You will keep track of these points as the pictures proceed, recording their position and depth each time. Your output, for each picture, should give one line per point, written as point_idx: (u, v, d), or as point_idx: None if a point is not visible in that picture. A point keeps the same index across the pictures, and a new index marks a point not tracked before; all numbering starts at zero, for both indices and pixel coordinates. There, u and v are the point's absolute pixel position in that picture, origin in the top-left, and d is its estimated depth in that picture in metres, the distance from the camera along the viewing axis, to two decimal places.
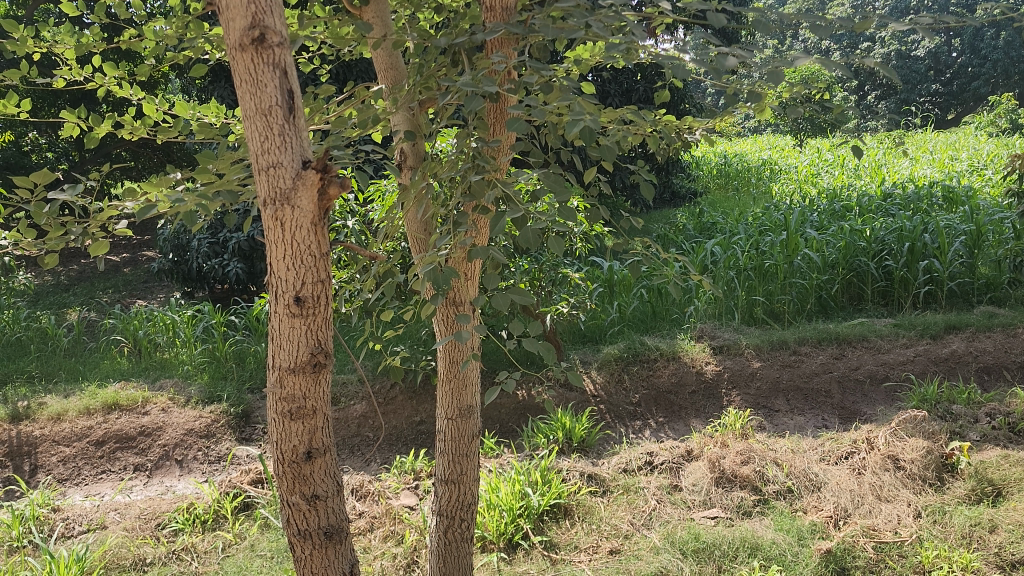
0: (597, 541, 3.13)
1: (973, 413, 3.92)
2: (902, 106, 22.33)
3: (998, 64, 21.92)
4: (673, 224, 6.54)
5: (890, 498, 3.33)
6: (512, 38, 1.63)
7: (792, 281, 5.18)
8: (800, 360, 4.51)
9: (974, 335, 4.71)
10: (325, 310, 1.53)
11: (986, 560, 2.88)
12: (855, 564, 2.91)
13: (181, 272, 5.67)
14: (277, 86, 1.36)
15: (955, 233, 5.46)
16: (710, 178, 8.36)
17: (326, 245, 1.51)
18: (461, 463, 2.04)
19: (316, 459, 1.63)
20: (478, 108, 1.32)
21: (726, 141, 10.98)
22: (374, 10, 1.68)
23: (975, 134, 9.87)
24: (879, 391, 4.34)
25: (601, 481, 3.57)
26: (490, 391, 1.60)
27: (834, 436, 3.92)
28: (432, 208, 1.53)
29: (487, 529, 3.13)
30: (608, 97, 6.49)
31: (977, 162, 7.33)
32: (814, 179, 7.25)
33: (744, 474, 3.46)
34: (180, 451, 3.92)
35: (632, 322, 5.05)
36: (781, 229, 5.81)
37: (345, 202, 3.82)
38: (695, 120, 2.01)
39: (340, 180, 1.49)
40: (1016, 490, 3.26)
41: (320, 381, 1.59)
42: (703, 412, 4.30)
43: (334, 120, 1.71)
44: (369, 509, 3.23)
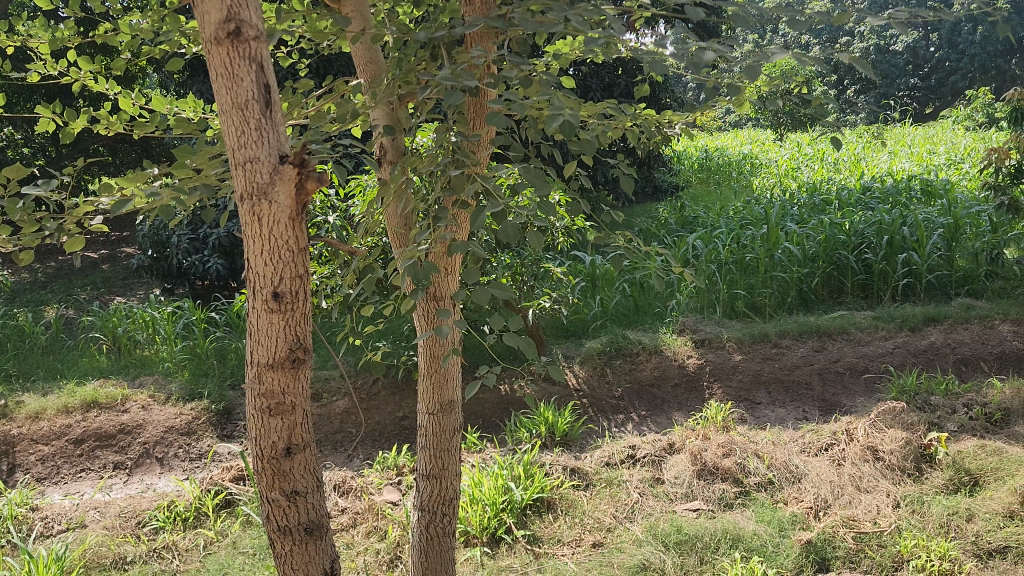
0: (580, 535, 3.15)
1: (951, 404, 3.97)
2: (881, 101, 22.51)
3: (975, 59, 22.08)
4: (655, 218, 6.54)
5: (869, 489, 3.36)
6: (490, 31, 1.63)
7: (773, 275, 5.23)
8: (781, 353, 4.56)
9: (952, 327, 4.76)
10: (304, 305, 1.53)
11: (963, 549, 2.93)
12: (835, 554, 2.95)
13: (160, 269, 5.62)
14: (253, 81, 1.35)
15: (933, 226, 5.52)
16: (691, 172, 8.39)
17: (305, 240, 1.51)
18: (443, 458, 2.03)
19: (295, 455, 1.63)
20: (458, 102, 1.32)
21: (707, 136, 11.02)
22: (353, 4, 1.68)
23: (952, 128, 9.95)
24: (859, 383, 4.38)
25: (584, 475, 3.57)
26: (471, 386, 1.60)
27: (814, 428, 3.95)
28: (412, 203, 1.53)
29: (470, 524, 3.13)
30: (590, 92, 6.48)
31: (954, 156, 7.41)
32: (794, 173, 7.29)
33: (725, 467, 3.48)
34: (161, 448, 3.89)
35: (615, 315, 5.06)
36: (761, 223, 5.85)
37: (325, 198, 3.79)
38: (675, 114, 2.00)
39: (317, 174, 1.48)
40: (992, 479, 3.30)
41: (299, 377, 1.58)
42: (686, 405, 4.29)
43: (313, 116, 1.69)
44: (352, 505, 3.23)
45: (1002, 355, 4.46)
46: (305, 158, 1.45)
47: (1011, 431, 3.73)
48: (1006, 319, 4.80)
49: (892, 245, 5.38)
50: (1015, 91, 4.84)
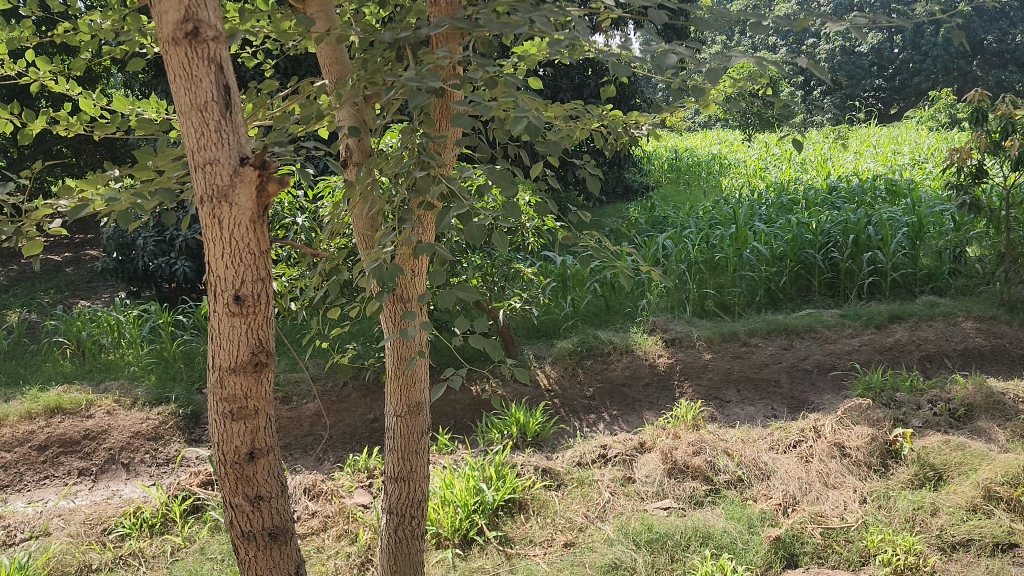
0: (551, 535, 3.15)
1: (916, 400, 4.03)
2: (847, 102, 22.82)
3: (937, 60, 22.45)
4: (626, 218, 6.57)
5: (837, 485, 3.41)
6: (457, 32, 1.63)
7: (742, 274, 5.29)
8: (750, 351, 4.61)
9: (917, 324, 4.84)
10: (267, 309, 1.52)
11: (928, 542, 2.98)
12: (803, 550, 2.99)
13: (125, 272, 5.54)
14: (213, 82, 1.34)
15: (898, 225, 5.62)
16: (661, 172, 8.44)
17: (267, 242, 1.49)
18: (411, 461, 2.03)
19: (259, 460, 1.61)
20: (423, 103, 1.31)
21: (677, 136, 11.10)
22: (317, 4, 1.67)
23: (916, 128, 10.11)
24: (826, 380, 4.43)
25: (556, 475, 3.58)
26: (437, 388, 1.59)
27: (782, 425, 3.99)
28: (378, 204, 1.52)
29: (441, 526, 3.12)
30: (560, 92, 6.49)
31: (918, 155, 7.53)
32: (762, 173, 7.37)
33: (695, 465, 3.51)
34: (127, 454, 3.84)
35: (586, 315, 5.07)
36: (730, 222, 5.89)
37: (293, 199, 3.76)
38: (642, 115, 2.01)
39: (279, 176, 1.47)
40: (956, 474, 3.37)
41: (262, 381, 1.56)
42: (656, 404, 4.30)
43: (278, 117, 1.67)
44: (322, 509, 3.20)
45: (965, 352, 4.55)
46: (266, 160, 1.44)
47: (973, 426, 3.80)
48: (969, 316, 4.89)
49: (858, 244, 5.46)
50: (976, 92, 4.93)
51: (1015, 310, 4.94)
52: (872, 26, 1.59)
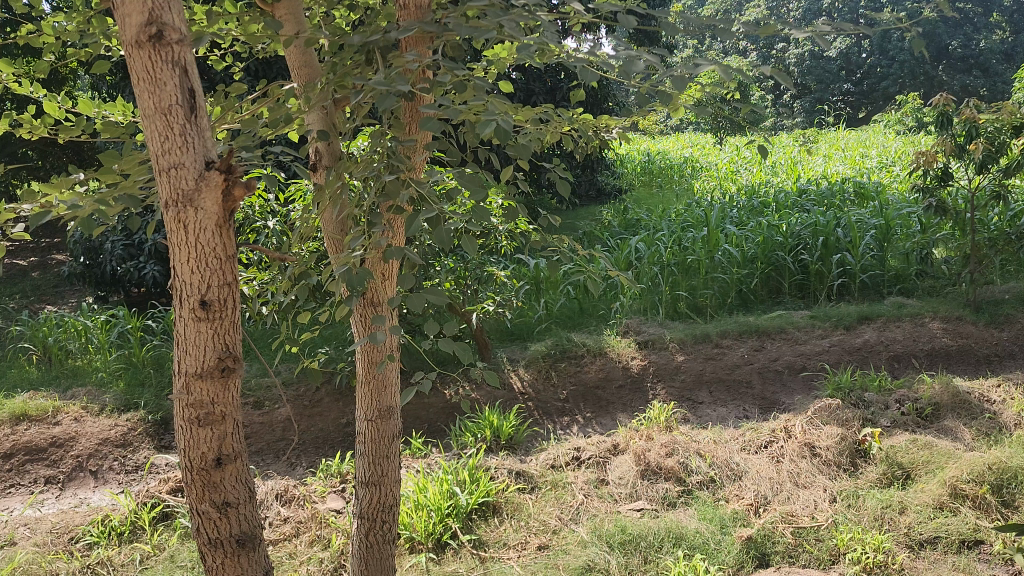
0: (525, 538, 3.15)
1: (884, 400, 4.08)
2: (817, 106, 23.10)
3: (904, 65, 22.81)
4: (598, 221, 6.59)
5: (807, 484, 3.44)
6: (426, 35, 1.62)
7: (714, 276, 5.33)
8: (722, 353, 4.65)
9: (885, 325, 4.91)
10: (233, 313, 1.51)
11: (896, 540, 3.02)
12: (774, 549, 3.02)
13: (93, 276, 5.46)
14: (178, 85, 1.32)
15: (866, 227, 5.70)
16: (634, 175, 8.49)
17: (233, 247, 1.48)
18: (382, 465, 2.02)
19: (226, 466, 1.60)
20: (391, 107, 1.31)
21: (649, 140, 11.17)
22: (286, 7, 1.66)
23: (884, 132, 10.26)
24: (797, 380, 4.47)
25: (529, 478, 3.58)
26: (407, 393, 1.59)
27: (754, 426, 4.02)
28: (347, 209, 1.51)
29: (415, 530, 3.12)
30: (533, 96, 6.50)
31: (885, 158, 7.64)
32: (733, 176, 7.43)
33: (668, 466, 3.53)
34: (95, 461, 3.78)
35: (559, 318, 5.09)
36: (702, 225, 5.94)
37: (264, 202, 3.73)
38: (613, 119, 2.02)
39: (246, 181, 1.46)
40: (923, 473, 3.42)
41: (229, 386, 1.55)
42: (629, 406, 4.31)
43: (245, 121, 1.66)
44: (294, 514, 3.18)
45: (932, 352, 4.62)
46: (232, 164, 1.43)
47: (940, 425, 3.86)
48: (936, 316, 4.97)
49: (828, 246, 5.52)
50: (941, 96, 5.00)
51: (980, 311, 5.03)
52: (837, 31, 1.61)
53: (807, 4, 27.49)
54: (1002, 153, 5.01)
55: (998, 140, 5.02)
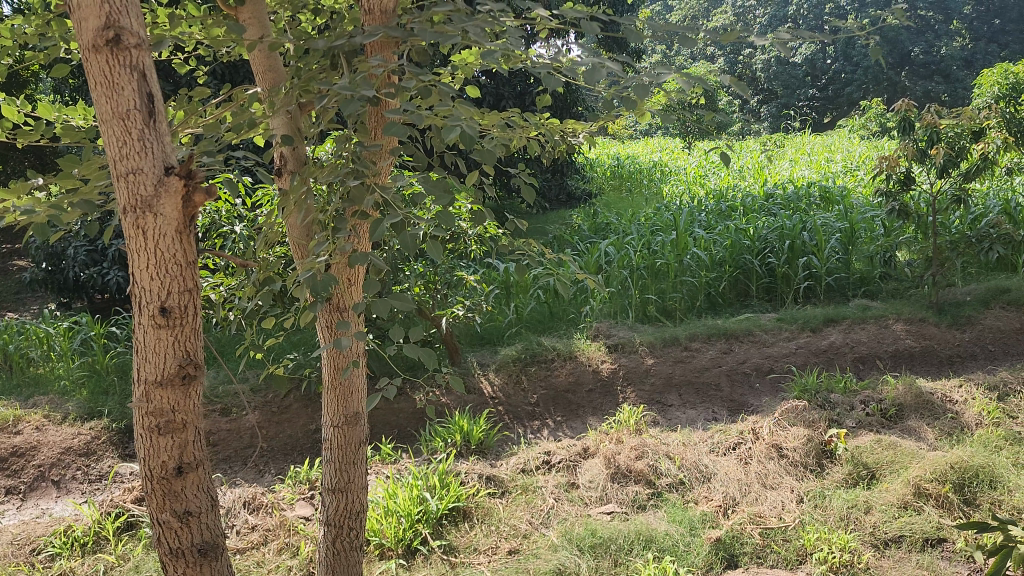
0: (495, 542, 3.15)
1: (849, 401, 4.14)
2: (783, 111, 23.39)
3: (868, 71, 23.17)
4: (568, 225, 6.61)
5: (774, 485, 3.48)
6: (392, 41, 1.62)
7: (683, 280, 5.38)
8: (691, 356, 4.68)
9: (850, 327, 4.98)
10: (194, 320, 1.49)
11: (862, 540, 3.06)
12: (743, 550, 3.05)
13: (55, 282, 5.36)
14: (137, 90, 1.31)
15: (831, 231, 5.78)
16: (604, 179, 8.53)
17: (193, 253, 1.47)
18: (348, 471, 2.01)
19: (187, 474, 1.58)
20: (355, 112, 1.31)
21: (618, 144, 11.22)
22: (250, 10, 1.65)
23: (849, 137, 10.42)
24: (765, 382, 4.51)
25: (499, 483, 3.58)
26: (372, 398, 1.58)
27: (722, 428, 4.05)
28: (312, 214, 1.50)
29: (385, 536, 3.10)
30: (502, 100, 6.51)
31: (850, 163, 7.75)
32: (701, 180, 7.50)
33: (638, 469, 3.55)
34: (57, 471, 3.71)
35: (530, 322, 5.09)
36: (670, 229, 5.98)
37: (231, 207, 3.68)
38: (579, 123, 2.02)
39: (207, 186, 1.45)
40: (888, 472, 3.48)
41: (190, 395, 1.54)
42: (599, 409, 4.33)
43: (208, 125, 1.64)
44: (262, 522, 3.14)
45: (896, 354, 4.69)
46: (193, 169, 1.42)
47: (904, 426, 3.93)
48: (899, 318, 5.05)
49: (794, 249, 5.59)
50: (903, 101, 5.09)
51: (943, 312, 5.12)
52: (798, 39, 1.64)
53: (773, 11, 27.82)
54: (962, 158, 5.11)
55: (958, 145, 5.11)
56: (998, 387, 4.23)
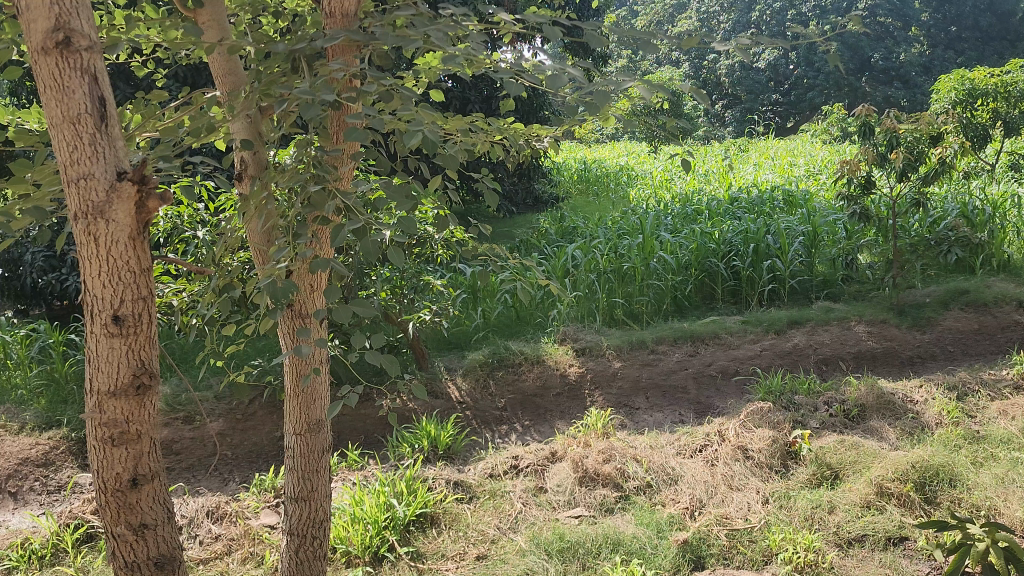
0: (463, 548, 3.13)
1: (813, 402, 4.19)
2: (747, 115, 23.64)
3: (829, 77, 23.52)
4: (535, 229, 6.60)
5: (740, 487, 3.51)
6: (353, 44, 1.61)
7: (649, 283, 5.40)
8: (658, 359, 4.71)
9: (813, 329, 5.04)
10: (148, 329, 1.51)
11: (827, 539, 3.09)
12: (709, 552, 3.06)
13: (11, 289, 5.24)
14: (87, 94, 1.32)
15: (794, 234, 5.85)
16: (571, 183, 8.54)
17: (146, 259, 1.48)
18: (311, 479, 1.98)
19: (142, 486, 1.60)
20: (315, 116, 1.30)
21: (585, 149, 11.25)
22: (210, 13, 1.64)
23: (811, 141, 10.57)
24: (730, 384, 4.55)
25: (467, 488, 3.56)
26: (334, 406, 1.56)
27: (689, 430, 4.07)
28: (272, 219, 1.49)
29: (351, 543, 3.06)
30: (469, 104, 6.50)
31: (812, 167, 7.86)
32: (667, 184, 7.55)
33: (605, 472, 3.56)
34: (14, 482, 3.62)
35: (497, 327, 5.09)
36: (637, 232, 6.01)
37: (194, 212, 3.61)
38: (543, 127, 2.03)
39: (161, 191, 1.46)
40: (851, 472, 3.53)
41: (144, 404, 1.55)
42: (567, 413, 4.33)
43: (165, 128, 1.62)
44: (226, 532, 3.10)
45: (858, 355, 4.76)
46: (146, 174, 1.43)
47: (866, 426, 3.99)
48: (861, 320, 5.13)
49: (758, 252, 5.65)
50: (863, 106, 5.17)
51: (903, 314, 5.21)
52: (757, 46, 1.67)
53: (736, 16, 28.12)
54: (921, 162, 5.20)
55: (917, 149, 5.19)
56: (957, 387, 4.31)
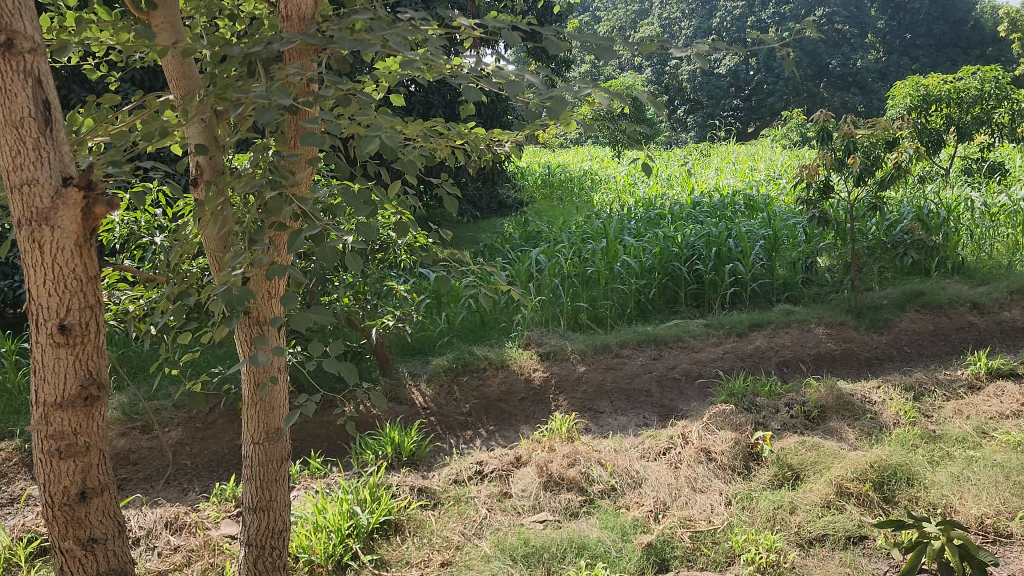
0: (428, 555, 3.10)
1: (774, 404, 4.24)
2: (708, 121, 23.87)
3: (789, 83, 23.88)
4: (499, 233, 6.59)
5: (704, 489, 3.54)
6: (310, 48, 1.60)
7: (613, 287, 5.43)
8: (622, 363, 4.73)
9: (774, 332, 5.10)
10: (95, 338, 1.64)
11: (788, 540, 3.13)
12: (673, 554, 3.08)
13: None
14: (29, 99, 1.41)
15: (755, 238, 5.92)
16: (534, 188, 8.55)
17: (92, 264, 1.60)
18: (270, 489, 1.96)
19: (91, 500, 1.76)
20: (270, 121, 1.28)
21: (549, 153, 11.27)
22: (163, 15, 1.61)
23: (771, 146, 10.70)
24: (693, 387, 4.59)
25: (431, 494, 3.54)
26: (291, 415, 1.55)
27: (653, 433, 4.10)
28: (228, 225, 1.47)
29: (314, 552, 3.01)
30: (432, 108, 6.47)
31: (772, 172, 7.96)
32: (630, 189, 7.59)
33: (570, 476, 3.57)
34: None
35: (461, 332, 5.07)
36: (600, 236, 6.03)
37: (151, 218, 3.55)
38: (505, 133, 2.03)
39: (108, 198, 1.57)
40: (811, 473, 3.57)
41: (92, 414, 1.69)
42: (531, 418, 4.32)
43: (117, 132, 1.59)
44: (185, 543, 3.04)
45: (818, 357, 4.83)
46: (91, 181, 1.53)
47: (826, 427, 4.04)
48: (820, 322, 5.21)
49: (720, 256, 5.71)
50: (822, 112, 5.26)
51: (861, 316, 5.30)
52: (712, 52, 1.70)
53: (697, 22, 28.42)
54: (877, 166, 5.30)
55: (874, 154, 5.29)
56: (914, 387, 4.39)
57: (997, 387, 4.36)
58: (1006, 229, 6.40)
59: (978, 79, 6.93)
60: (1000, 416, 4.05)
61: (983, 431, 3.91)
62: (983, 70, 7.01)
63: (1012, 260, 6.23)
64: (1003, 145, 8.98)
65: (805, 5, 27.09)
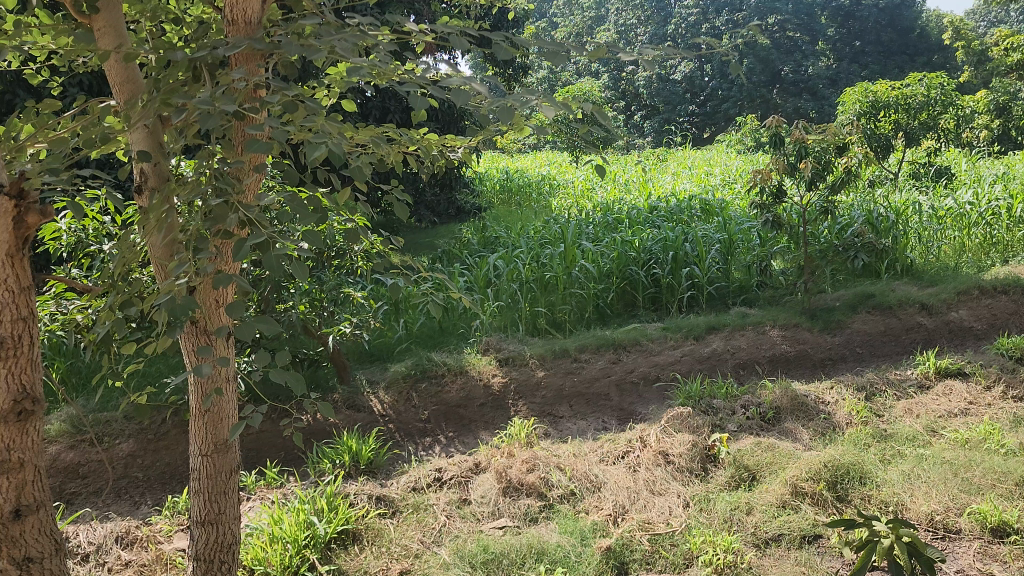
0: (386, 564, 3.07)
1: (731, 406, 4.29)
2: (665, 127, 24.09)
3: (743, 88, 24.23)
4: (458, 239, 6.56)
5: (662, 491, 3.56)
6: (257, 53, 1.58)
7: (571, 291, 5.44)
8: (581, 367, 4.75)
9: (730, 334, 5.16)
10: (27, 351, 1.68)
11: (745, 540, 3.16)
12: (632, 557, 3.09)
13: None
14: None
15: (711, 242, 5.98)
16: (493, 193, 8.54)
17: (22, 277, 1.67)
18: (219, 502, 1.92)
19: (25, 518, 1.71)
20: (214, 127, 1.27)
21: (507, 159, 11.28)
22: (105, 19, 1.58)
23: (726, 152, 10.84)
24: (651, 391, 4.61)
25: (390, 503, 3.51)
26: (237, 426, 1.53)
27: (611, 437, 4.12)
28: (172, 233, 1.45)
29: (270, 564, 2.94)
30: (389, 114, 6.43)
31: (727, 176, 8.06)
32: (588, 194, 7.62)
33: (529, 482, 3.57)
34: None
35: (419, 338, 5.05)
36: (558, 241, 6.04)
37: (99, 225, 3.47)
38: (457, 138, 2.04)
39: (40, 207, 1.67)
40: (767, 474, 3.62)
41: (26, 428, 1.69)
42: (491, 423, 4.29)
43: (56, 138, 1.55)
44: (136, 557, 2.97)
45: (773, 359, 4.90)
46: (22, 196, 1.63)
47: (781, 428, 4.10)
48: (775, 325, 5.28)
49: (677, 260, 5.76)
50: (774, 118, 5.34)
51: (815, 318, 5.39)
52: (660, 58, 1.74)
53: (653, 29, 28.69)
54: (828, 171, 5.41)
55: (824, 159, 5.39)
56: (865, 388, 4.48)
57: (945, 385, 4.46)
58: (952, 232, 6.57)
59: (924, 85, 7.10)
60: (949, 414, 4.15)
61: (932, 429, 4.00)
62: (929, 77, 7.19)
63: (959, 262, 6.40)
64: (949, 149, 9.21)
65: (758, 12, 27.52)
